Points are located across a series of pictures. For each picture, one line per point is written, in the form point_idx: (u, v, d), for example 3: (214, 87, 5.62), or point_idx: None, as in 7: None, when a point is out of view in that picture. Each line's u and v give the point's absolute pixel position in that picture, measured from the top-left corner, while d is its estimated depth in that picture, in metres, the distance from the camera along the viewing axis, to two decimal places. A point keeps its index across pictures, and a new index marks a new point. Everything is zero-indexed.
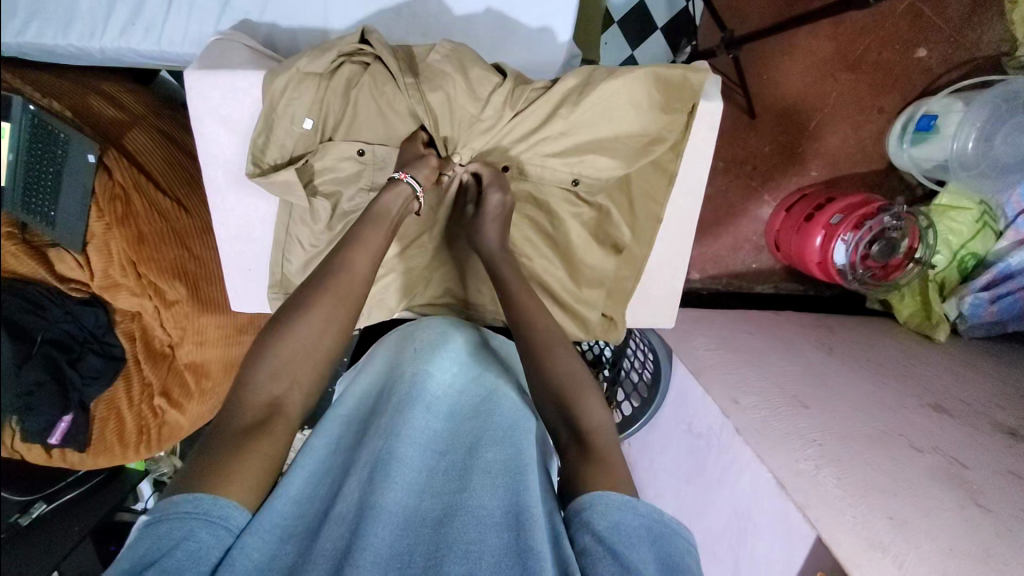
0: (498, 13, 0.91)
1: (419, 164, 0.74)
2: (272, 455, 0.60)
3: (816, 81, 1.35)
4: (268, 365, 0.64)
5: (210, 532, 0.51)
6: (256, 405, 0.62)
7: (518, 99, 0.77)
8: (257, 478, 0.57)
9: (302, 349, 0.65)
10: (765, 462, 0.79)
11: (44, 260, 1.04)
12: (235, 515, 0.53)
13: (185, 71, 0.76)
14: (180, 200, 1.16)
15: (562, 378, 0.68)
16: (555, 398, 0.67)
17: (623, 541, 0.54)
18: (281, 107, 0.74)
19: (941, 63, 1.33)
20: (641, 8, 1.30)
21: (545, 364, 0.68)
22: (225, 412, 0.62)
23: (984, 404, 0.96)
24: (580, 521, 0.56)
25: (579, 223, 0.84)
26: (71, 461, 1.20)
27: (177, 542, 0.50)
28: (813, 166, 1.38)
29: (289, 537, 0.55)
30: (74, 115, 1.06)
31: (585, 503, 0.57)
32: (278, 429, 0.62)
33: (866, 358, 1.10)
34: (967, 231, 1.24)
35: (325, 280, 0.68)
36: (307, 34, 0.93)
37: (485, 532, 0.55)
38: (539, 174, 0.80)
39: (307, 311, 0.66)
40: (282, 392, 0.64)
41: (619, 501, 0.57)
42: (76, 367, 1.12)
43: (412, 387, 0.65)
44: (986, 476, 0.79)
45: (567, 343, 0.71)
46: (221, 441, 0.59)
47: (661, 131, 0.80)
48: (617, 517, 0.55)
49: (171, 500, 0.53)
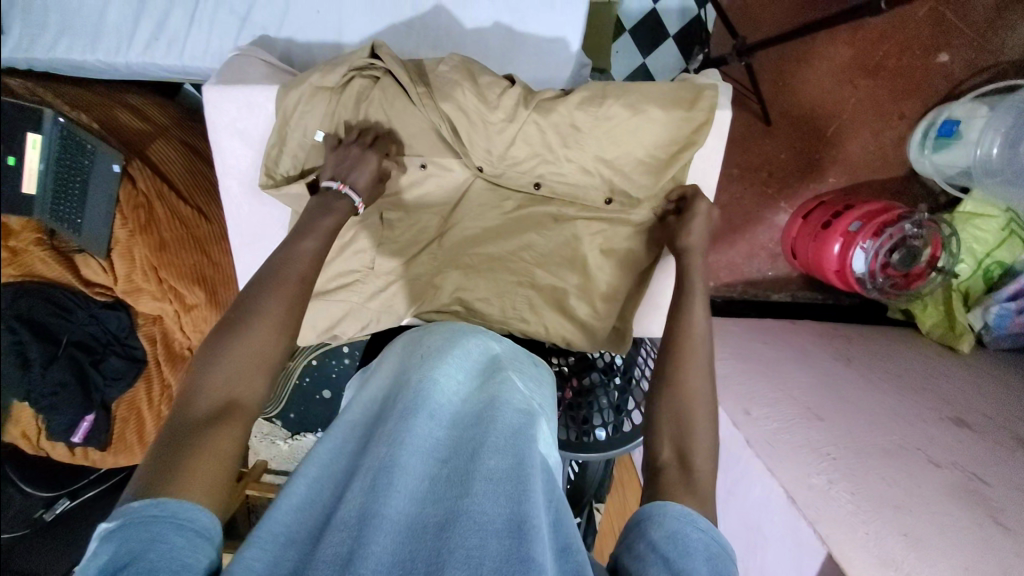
0: (506, 26, 0.92)
1: (361, 171, 0.73)
2: (231, 451, 0.58)
3: (833, 87, 1.32)
4: (219, 369, 0.61)
5: (179, 534, 0.50)
6: (207, 403, 0.60)
7: (530, 104, 0.75)
8: (218, 479, 0.56)
9: (254, 351, 0.63)
10: (775, 475, 0.77)
11: (70, 265, 1.12)
12: (202, 517, 0.52)
13: (204, 87, 0.79)
14: (201, 208, 1.19)
15: (676, 395, 0.67)
16: (672, 416, 0.66)
17: (683, 548, 0.53)
18: (295, 121, 0.76)
19: (964, 67, 1.28)
20: (654, 16, 1.29)
21: (668, 381, 0.68)
22: (176, 416, 0.58)
23: (1008, 419, 0.92)
24: (639, 531, 0.56)
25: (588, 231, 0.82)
26: (93, 459, 1.27)
27: (145, 547, 0.48)
28: (831, 173, 1.36)
29: (290, 545, 0.57)
30: (100, 126, 1.09)
31: (648, 513, 0.57)
32: (238, 420, 0.60)
33: (883, 369, 1.08)
34: (992, 240, 1.20)
35: (271, 280, 0.66)
36: (321, 48, 0.95)
37: (488, 538, 0.55)
38: (568, 192, 0.80)
39: (260, 313, 0.64)
40: (238, 393, 0.61)
41: (679, 513, 0.56)
42: (99, 368, 1.19)
43: (413, 394, 0.66)
44: (1008, 493, 0.75)
45: (685, 358, 0.69)
46: (176, 440, 0.56)
47: (687, 138, 0.75)
48: (676, 529, 0.55)
49: (135, 506, 0.51)
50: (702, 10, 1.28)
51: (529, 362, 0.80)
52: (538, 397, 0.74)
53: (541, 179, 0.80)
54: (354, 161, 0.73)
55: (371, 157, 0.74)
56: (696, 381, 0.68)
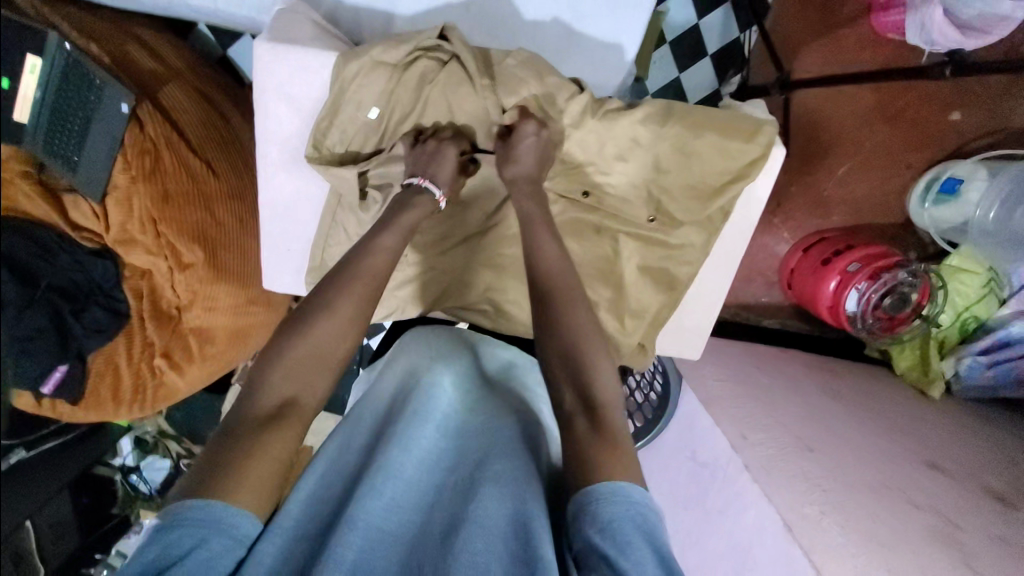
0: (566, 24, 0.91)
1: (440, 166, 0.75)
2: (284, 455, 0.60)
3: (856, 129, 1.37)
4: (284, 364, 0.65)
5: (220, 542, 0.53)
6: (269, 401, 0.63)
7: (598, 113, 0.79)
8: (267, 478, 0.58)
9: (319, 350, 0.66)
10: (773, 501, 0.82)
11: (59, 206, 1.07)
12: (245, 525, 0.55)
13: (255, 41, 0.76)
14: (210, 163, 1.12)
15: (598, 395, 0.65)
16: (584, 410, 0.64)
17: (618, 534, 0.52)
18: (349, 93, 0.76)
19: (975, 128, 1.30)
20: (695, 33, 1.31)
21: (576, 373, 0.66)
22: (238, 408, 0.63)
23: (979, 469, 0.97)
24: (577, 521, 0.55)
25: (631, 244, 0.84)
26: (62, 413, 1.20)
27: (188, 550, 0.51)
28: (836, 213, 1.42)
29: (299, 544, 0.57)
30: (111, 61, 1.05)
31: (581, 502, 0.56)
32: (293, 421, 0.62)
33: (865, 406, 1.14)
34: (973, 295, 1.28)
35: (348, 277, 0.68)
36: (370, 16, 0.90)
37: (494, 542, 0.56)
38: (613, 205, 0.83)
39: (333, 311, 0.67)
40: (299, 391, 0.64)
41: (610, 493, 0.55)
42: (79, 319, 1.11)
43: (422, 400, 0.68)
44: (981, 541, 0.80)
45: (594, 354, 0.67)
46: (236, 436, 0.60)
47: (741, 170, 0.79)
48: (609, 515, 0.54)
49: (184, 505, 0.54)
50: (743, 35, 1.32)
51: (538, 370, 0.82)
52: (544, 407, 0.76)
53: (592, 189, 0.83)
54: (431, 157, 0.75)
55: (450, 151, 0.76)
56: (606, 378, 0.67)
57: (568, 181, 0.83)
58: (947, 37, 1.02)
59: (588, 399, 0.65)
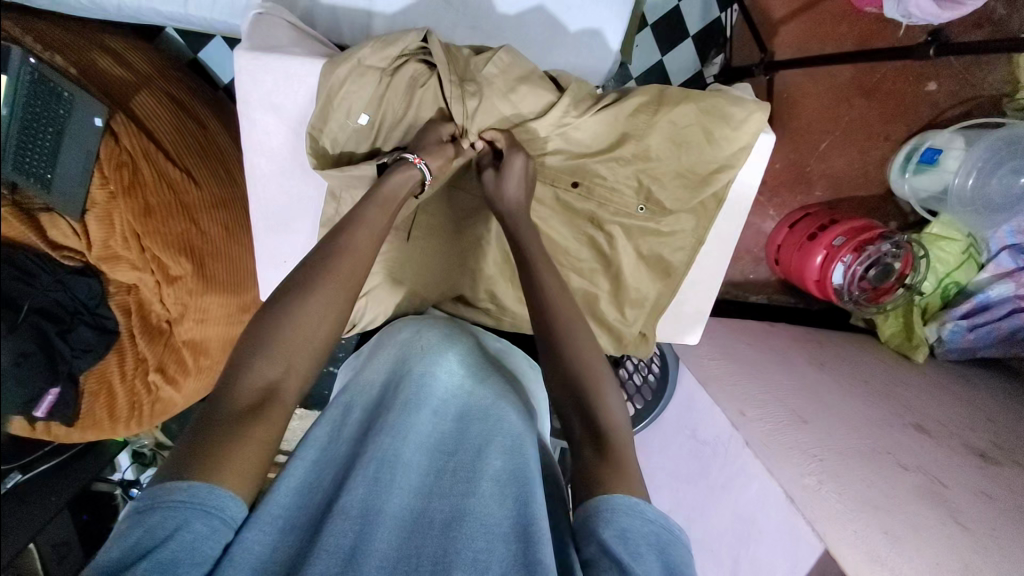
0: (547, 16, 0.97)
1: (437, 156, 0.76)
2: (270, 440, 0.61)
3: (831, 105, 1.39)
4: (267, 350, 0.64)
5: (205, 523, 0.53)
6: (251, 389, 0.63)
7: (579, 107, 0.81)
8: (253, 467, 0.59)
9: (304, 337, 0.66)
10: (776, 476, 0.85)
11: (36, 226, 1.02)
12: (230, 506, 0.55)
13: (236, 50, 0.79)
14: (190, 171, 1.09)
15: (595, 410, 0.67)
16: (591, 438, 0.66)
17: (633, 545, 0.56)
18: (338, 100, 0.79)
19: (948, 97, 1.33)
20: (676, 14, 1.31)
21: (582, 399, 0.68)
22: (223, 390, 0.63)
23: (961, 427, 0.99)
24: (591, 526, 0.59)
25: (629, 240, 0.86)
26: (57, 434, 1.19)
27: (170, 533, 0.52)
28: (819, 187, 1.45)
29: (290, 530, 0.59)
30: (80, 73, 1.03)
31: (594, 508, 0.60)
32: (275, 414, 0.62)
33: (853, 375, 1.17)
34: (953, 261, 1.32)
35: (320, 268, 0.68)
36: (350, 14, 0.93)
37: (493, 541, 0.59)
38: (607, 195, 0.84)
39: (307, 294, 0.67)
40: (277, 376, 0.64)
41: (626, 505, 0.59)
42: (66, 339, 1.09)
43: (419, 388, 0.70)
44: (965, 496, 0.83)
45: (601, 365, 0.71)
46: (217, 425, 0.60)
47: (727, 160, 0.82)
48: (623, 524, 0.57)
49: (166, 487, 0.55)
50: (723, 14, 1.31)
51: (528, 364, 0.87)
52: (534, 400, 0.81)
53: (581, 179, 0.84)
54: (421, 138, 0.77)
55: (435, 130, 0.79)
56: (611, 401, 0.69)
57: (559, 174, 0.84)
58: (923, 10, 1.04)
59: (586, 414, 0.67)
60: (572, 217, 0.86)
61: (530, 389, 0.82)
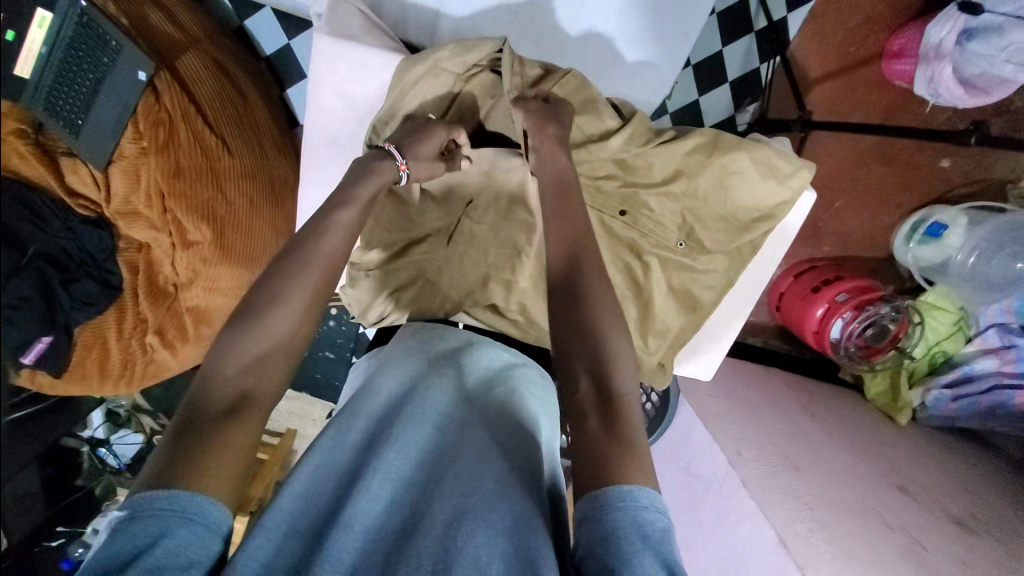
0: (609, 45, 1.00)
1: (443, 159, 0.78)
2: (246, 443, 0.59)
3: (850, 166, 1.45)
4: (239, 354, 0.63)
5: (188, 529, 0.51)
6: (224, 394, 0.61)
7: (647, 144, 0.85)
8: (230, 471, 0.57)
9: (277, 339, 0.65)
10: (770, 519, 0.87)
11: (55, 170, 1.00)
12: (212, 512, 0.53)
13: (315, 35, 0.86)
14: (225, 139, 1.07)
15: (610, 381, 0.65)
16: (601, 417, 0.63)
17: (623, 542, 0.52)
18: (409, 97, 0.87)
19: (960, 175, 1.39)
20: (718, 58, 1.36)
21: (597, 359, 0.67)
22: (195, 398, 0.61)
23: (940, 493, 1.03)
24: (585, 524, 0.55)
25: (663, 272, 0.88)
26: (41, 383, 1.15)
27: (154, 540, 0.49)
28: (827, 243, 1.53)
29: (292, 537, 0.57)
30: (130, 23, 1.02)
31: (589, 505, 0.56)
32: (252, 418, 0.61)
33: (841, 429, 1.21)
34: (943, 332, 1.37)
35: (299, 263, 0.67)
36: (419, 12, 0.96)
37: (496, 534, 0.56)
38: (648, 227, 0.86)
39: (296, 275, 0.67)
40: (251, 384, 0.63)
41: (619, 499, 0.55)
42: (68, 289, 1.06)
43: (419, 403, 0.68)
44: (942, 560, 0.85)
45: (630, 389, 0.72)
46: (193, 430, 0.58)
47: (770, 211, 0.85)
48: (616, 520, 0.53)
49: (149, 496, 0.52)
50: (763, 65, 1.36)
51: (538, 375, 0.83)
52: (547, 407, 0.77)
53: (627, 209, 0.86)
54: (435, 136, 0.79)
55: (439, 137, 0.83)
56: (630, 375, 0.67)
57: (607, 199, 0.86)
58: (952, 92, 1.10)
59: (599, 388, 0.65)
60: (611, 242, 0.88)
61: (530, 397, 0.74)
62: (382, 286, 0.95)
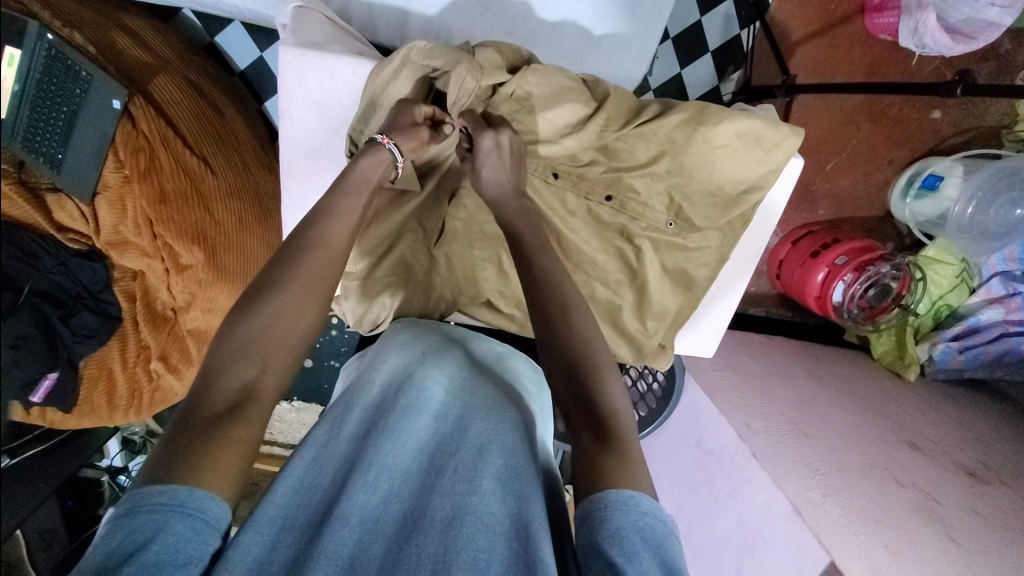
0: (582, 28, 0.99)
1: (409, 136, 0.79)
2: (248, 439, 0.59)
3: (842, 125, 1.42)
4: (231, 351, 0.63)
5: (187, 524, 0.51)
6: (226, 391, 0.61)
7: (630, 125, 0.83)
8: (233, 467, 0.57)
9: (273, 322, 0.65)
10: (781, 488, 0.87)
11: (42, 207, 0.99)
12: (212, 507, 0.53)
13: (281, 47, 0.84)
14: (207, 160, 1.07)
15: (598, 402, 0.67)
16: (593, 434, 0.64)
17: (625, 541, 0.53)
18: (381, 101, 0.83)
19: (951, 125, 1.39)
20: (696, 28, 1.34)
21: (583, 379, 0.68)
22: (196, 397, 0.60)
23: (950, 445, 1.03)
24: (586, 525, 0.56)
25: (655, 253, 0.88)
26: (52, 420, 1.16)
27: (150, 536, 0.49)
28: (821, 206, 1.48)
29: (288, 531, 0.56)
30: (98, 53, 1.00)
31: (590, 507, 0.57)
32: (252, 417, 0.61)
33: (848, 391, 1.20)
34: (946, 285, 1.37)
35: (289, 270, 0.68)
36: (385, 12, 0.95)
37: (494, 538, 0.55)
38: (638, 210, 0.85)
39: (276, 287, 0.67)
40: (253, 378, 0.63)
41: (620, 501, 0.56)
42: (67, 323, 1.06)
43: (418, 395, 0.68)
44: (956, 513, 0.86)
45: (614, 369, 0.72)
46: (193, 433, 0.57)
47: (758, 181, 0.85)
48: (618, 520, 0.54)
49: (146, 492, 0.52)
50: (742, 31, 1.34)
51: (533, 374, 0.84)
52: (540, 407, 0.78)
53: (614, 194, 0.85)
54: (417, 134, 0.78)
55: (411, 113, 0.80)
56: (615, 386, 0.69)
57: (594, 184, 0.86)
58: (937, 40, 1.08)
59: (586, 405, 0.66)
60: (601, 228, 0.88)
61: (527, 395, 0.76)
62: (363, 297, 0.92)
